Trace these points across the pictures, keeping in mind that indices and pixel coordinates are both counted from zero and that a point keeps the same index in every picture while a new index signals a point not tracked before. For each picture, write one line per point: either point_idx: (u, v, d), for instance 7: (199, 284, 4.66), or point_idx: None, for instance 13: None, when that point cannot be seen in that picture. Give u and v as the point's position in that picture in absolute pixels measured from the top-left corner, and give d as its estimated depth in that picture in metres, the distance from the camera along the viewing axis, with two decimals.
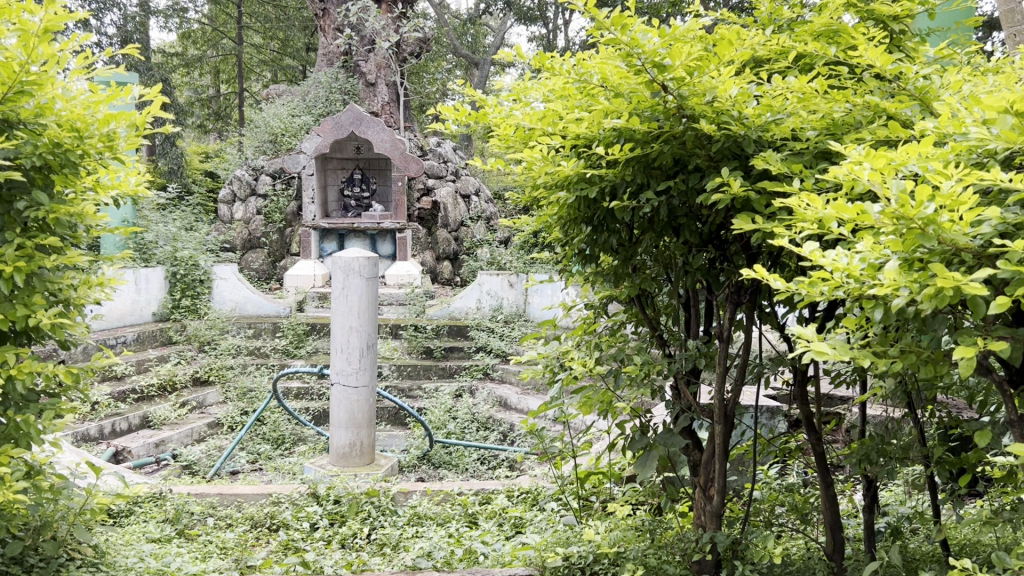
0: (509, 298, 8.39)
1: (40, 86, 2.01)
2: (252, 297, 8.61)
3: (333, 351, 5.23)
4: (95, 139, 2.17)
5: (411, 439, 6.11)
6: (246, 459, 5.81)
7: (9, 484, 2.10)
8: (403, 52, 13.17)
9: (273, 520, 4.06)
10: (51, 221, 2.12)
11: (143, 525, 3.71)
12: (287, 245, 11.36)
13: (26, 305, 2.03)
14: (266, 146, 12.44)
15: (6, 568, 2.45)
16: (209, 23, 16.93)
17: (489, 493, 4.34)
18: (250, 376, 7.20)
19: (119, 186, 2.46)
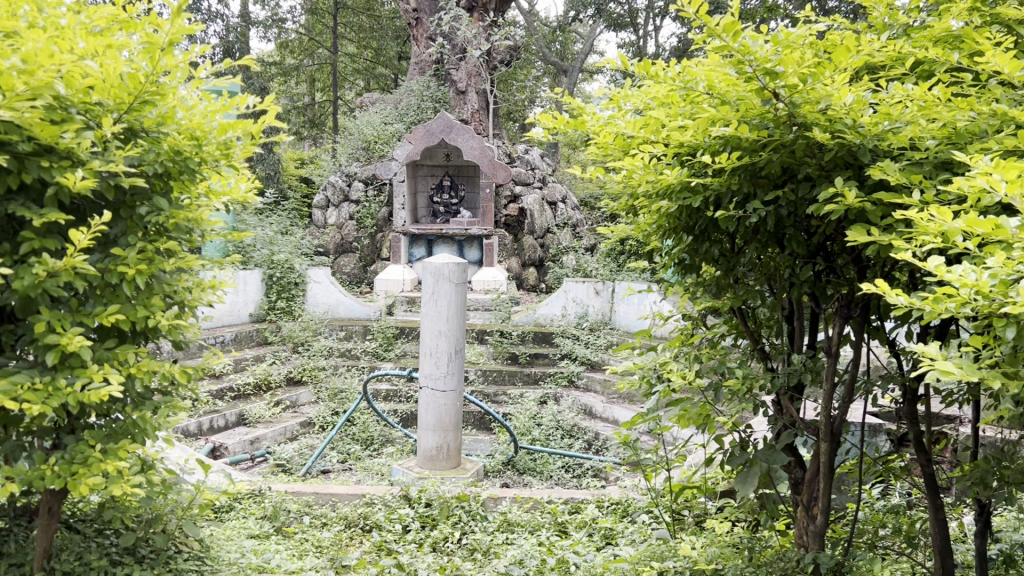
0: (595, 306, 8.35)
1: (163, 96, 2.06)
2: (344, 300, 8.80)
3: (422, 355, 5.29)
4: (212, 147, 2.23)
5: (496, 444, 6.15)
6: (337, 459, 5.93)
7: (127, 479, 2.17)
8: (494, 60, 13.27)
9: (366, 521, 4.11)
10: (170, 227, 2.17)
11: (243, 520, 3.81)
12: (378, 250, 11.57)
13: (146, 306, 2.10)
14: (359, 153, 12.71)
15: (120, 558, 2.55)
16: (307, 33, 17.39)
17: (578, 503, 4.31)
18: (341, 378, 7.33)
19: (228, 193, 2.55)
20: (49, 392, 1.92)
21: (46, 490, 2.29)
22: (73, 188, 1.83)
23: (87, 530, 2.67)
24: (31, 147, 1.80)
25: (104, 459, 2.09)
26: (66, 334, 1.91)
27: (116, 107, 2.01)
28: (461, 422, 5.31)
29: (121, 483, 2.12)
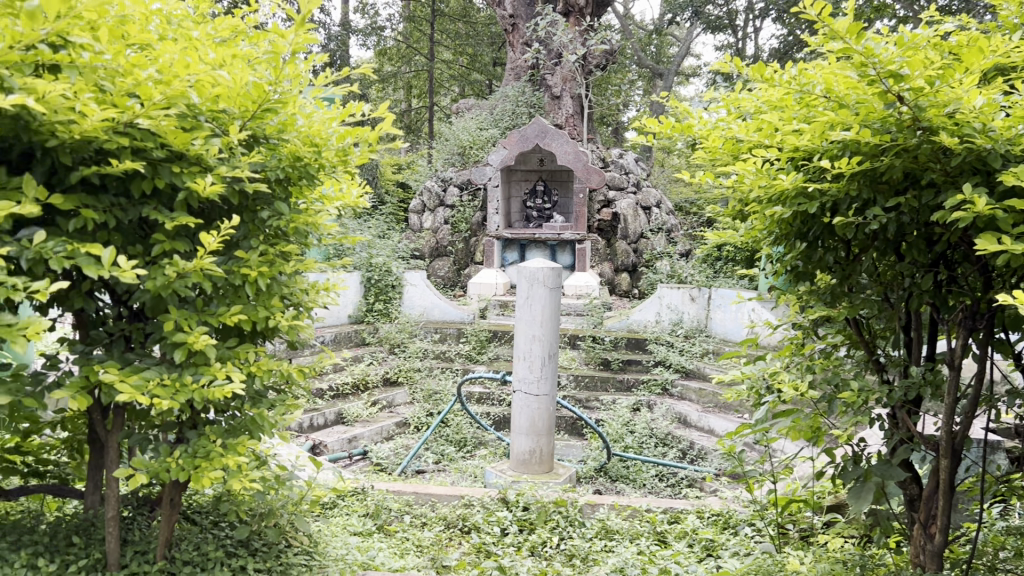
0: (691, 313, 8.19)
1: (286, 104, 2.12)
2: (438, 304, 8.97)
3: (516, 359, 5.31)
4: (331, 153, 2.29)
5: (589, 450, 6.07)
6: (431, 460, 6.00)
7: (246, 473, 2.25)
8: (589, 65, 13.25)
9: (465, 522, 4.14)
10: (290, 231, 2.24)
11: (347, 517, 3.90)
12: (471, 254, 11.70)
13: (266, 307, 2.18)
14: (455, 158, 12.86)
15: (235, 549, 2.64)
16: (404, 40, 17.68)
17: (677, 513, 4.25)
18: (436, 379, 7.42)
19: (340, 198, 2.60)
20: (177, 389, 2.02)
21: (170, 481, 2.40)
22: (202, 194, 1.91)
23: (204, 521, 2.78)
24: (165, 153, 1.89)
25: (225, 453, 2.18)
26: (192, 333, 1.98)
27: (241, 115, 2.09)
28: (554, 426, 5.31)
29: (241, 478, 2.20)
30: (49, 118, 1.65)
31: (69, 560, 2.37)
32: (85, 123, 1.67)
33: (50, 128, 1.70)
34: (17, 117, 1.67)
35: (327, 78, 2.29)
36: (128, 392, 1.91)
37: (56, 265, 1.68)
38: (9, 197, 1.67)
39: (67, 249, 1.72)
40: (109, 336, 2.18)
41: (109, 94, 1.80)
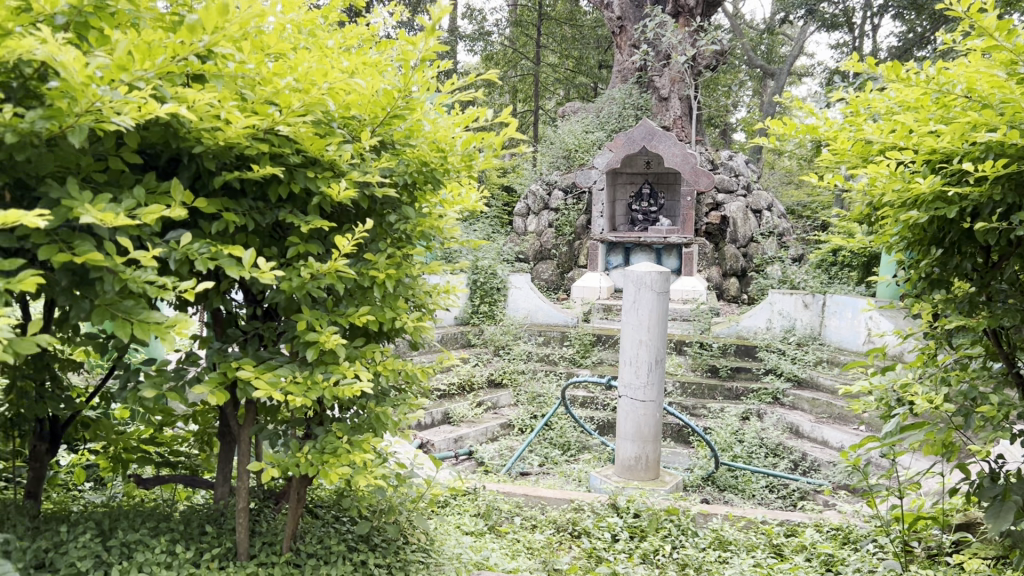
0: (804, 320, 7.91)
1: (413, 110, 2.16)
2: (542, 306, 8.96)
3: (622, 364, 5.26)
4: (456, 158, 2.32)
5: (696, 458, 6.00)
6: (536, 462, 6.00)
7: (371, 470, 2.30)
8: (699, 66, 13.03)
9: (575, 527, 4.12)
10: (415, 235, 2.29)
11: (460, 516, 3.93)
12: (576, 257, 11.67)
13: (393, 309, 2.24)
14: (560, 162, 12.85)
15: (356, 544, 2.71)
16: (511, 45, 17.77)
17: (794, 526, 4.13)
18: (540, 382, 7.42)
19: (459, 202, 2.61)
20: (309, 386, 2.09)
21: (296, 476, 2.47)
22: (335, 198, 1.97)
23: (326, 515, 2.86)
24: (301, 159, 1.96)
25: (351, 450, 2.23)
26: (324, 332, 2.05)
27: (371, 121, 2.15)
28: (660, 432, 5.22)
29: (367, 475, 2.25)
30: (198, 126, 1.73)
31: (203, 548, 2.46)
32: (229, 129, 1.75)
33: (197, 135, 1.79)
34: (168, 125, 1.77)
35: (453, 83, 2.30)
36: (265, 389, 1.98)
37: (202, 266, 1.76)
38: (158, 201, 1.76)
39: (211, 251, 1.80)
40: (243, 334, 2.27)
41: (250, 102, 1.88)
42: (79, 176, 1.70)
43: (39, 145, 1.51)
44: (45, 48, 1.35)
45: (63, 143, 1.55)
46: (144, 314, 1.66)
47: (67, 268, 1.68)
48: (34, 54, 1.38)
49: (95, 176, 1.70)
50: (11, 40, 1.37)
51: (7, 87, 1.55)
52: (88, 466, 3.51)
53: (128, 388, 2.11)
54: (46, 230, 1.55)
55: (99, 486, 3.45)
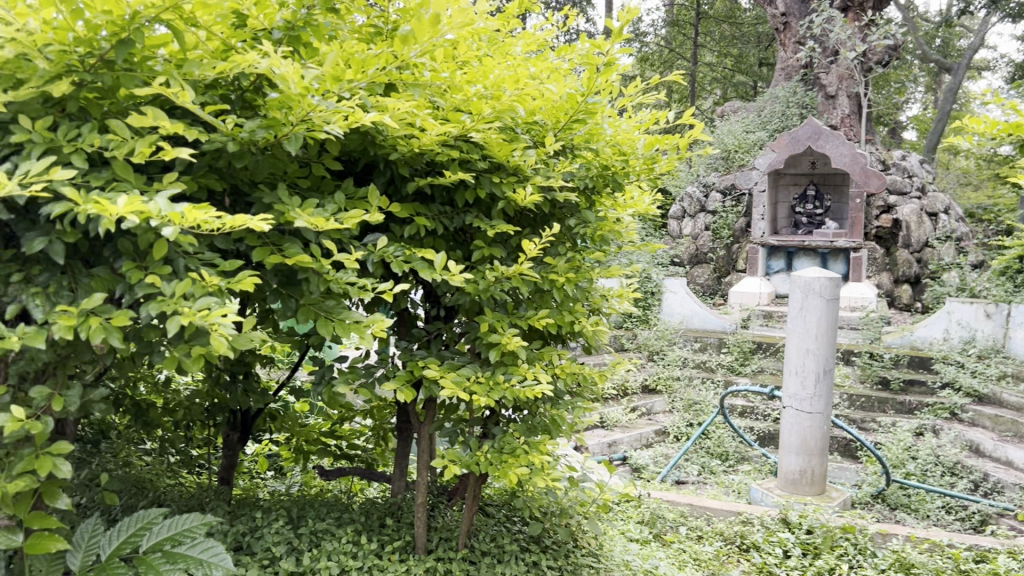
0: (986, 330, 7.37)
1: (596, 115, 2.13)
2: (699, 312, 8.78)
3: (787, 373, 4.97)
4: (639, 162, 2.28)
5: (865, 474, 5.69)
6: (693, 472, 5.80)
7: (548, 472, 2.30)
8: (869, 62, 12.38)
9: (744, 540, 4.00)
10: (594, 241, 2.28)
11: (625, 522, 3.90)
12: (733, 261, 11.32)
13: (571, 312, 2.24)
14: (718, 163, 12.53)
15: (527, 545, 2.73)
16: (667, 44, 17.47)
17: (985, 551, 3.85)
18: (697, 390, 7.26)
19: (634, 206, 2.56)
20: (491, 387, 2.12)
21: (472, 473, 2.51)
22: (520, 203, 1.99)
23: (499, 514, 2.91)
24: (487, 164, 1.99)
25: (530, 451, 2.25)
26: (506, 334, 2.07)
27: (554, 126, 2.15)
28: (828, 446, 4.92)
29: (545, 476, 2.26)
30: (394, 134, 1.79)
31: (385, 540, 2.55)
32: (424, 136, 1.80)
33: (392, 142, 1.85)
34: (367, 133, 1.85)
35: (637, 85, 2.24)
36: (451, 388, 2.03)
37: (397, 268, 1.84)
38: (357, 206, 1.84)
39: (405, 253, 1.88)
40: (427, 334, 2.34)
41: (440, 110, 1.92)
42: (286, 182, 1.81)
43: (256, 153, 1.63)
44: (267, 62, 1.44)
45: (277, 150, 1.66)
46: (344, 313, 1.74)
47: (276, 269, 1.79)
48: (258, 68, 1.49)
49: (300, 182, 1.81)
50: (237, 55, 1.48)
51: (227, 100, 1.68)
52: (270, 455, 3.71)
53: (322, 383, 2.22)
54: (260, 233, 1.67)
55: (279, 474, 3.64)
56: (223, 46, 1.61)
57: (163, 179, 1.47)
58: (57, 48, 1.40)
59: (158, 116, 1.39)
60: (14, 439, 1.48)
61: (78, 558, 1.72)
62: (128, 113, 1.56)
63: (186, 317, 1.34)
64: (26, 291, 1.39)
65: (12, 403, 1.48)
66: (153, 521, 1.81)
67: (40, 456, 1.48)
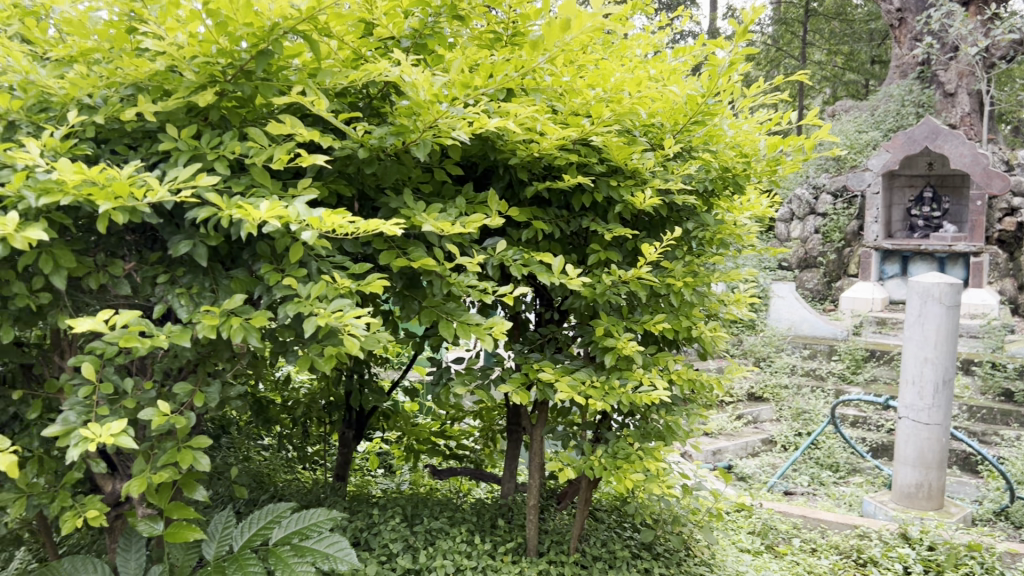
0: None
1: (716, 116, 2.09)
2: (809, 317, 8.55)
3: (903, 382, 4.77)
4: (761, 165, 2.22)
5: (988, 490, 5.40)
6: (802, 482, 5.61)
7: (663, 480, 2.27)
8: (992, 57, 11.79)
9: (861, 554, 3.85)
10: (712, 244, 2.24)
11: (736, 533, 3.82)
12: (845, 266, 10.94)
13: (688, 317, 2.20)
14: (829, 164, 12.16)
15: (638, 551, 2.69)
16: (774, 43, 17.04)
17: None
18: (806, 398, 7.05)
19: (751, 209, 2.49)
20: (606, 391, 2.10)
21: (584, 476, 2.50)
22: (638, 207, 1.97)
23: (609, 520, 2.89)
24: (605, 168, 1.98)
25: (645, 457, 2.22)
26: (621, 338, 2.06)
27: (672, 129, 2.12)
28: (948, 459, 4.68)
29: (660, 483, 2.22)
30: (515, 138, 1.81)
31: (497, 541, 2.57)
32: (544, 141, 1.80)
33: (512, 146, 1.87)
34: (487, 138, 1.86)
35: (758, 86, 2.18)
36: (567, 392, 2.03)
37: (516, 271, 1.85)
38: (478, 211, 1.86)
39: (524, 257, 1.89)
40: (541, 338, 2.35)
41: (559, 114, 1.93)
42: (410, 187, 1.85)
43: (384, 159, 1.69)
44: (397, 69, 1.48)
45: (404, 155, 1.70)
46: (465, 315, 1.77)
47: (400, 272, 1.83)
48: (388, 77, 1.54)
49: (423, 187, 1.85)
50: (368, 64, 1.53)
51: (356, 107, 1.74)
52: (381, 454, 3.79)
53: (438, 384, 2.25)
54: (386, 237, 1.71)
55: (389, 473, 3.71)
56: (354, 55, 1.67)
57: (299, 184, 1.53)
58: (203, 60, 1.49)
59: (294, 123, 1.45)
60: (158, 432, 1.56)
61: (212, 548, 1.80)
62: (265, 121, 1.63)
63: (321, 318, 1.39)
64: (172, 292, 1.47)
65: (157, 397, 1.56)
66: (282, 514, 1.87)
67: (181, 449, 1.55)
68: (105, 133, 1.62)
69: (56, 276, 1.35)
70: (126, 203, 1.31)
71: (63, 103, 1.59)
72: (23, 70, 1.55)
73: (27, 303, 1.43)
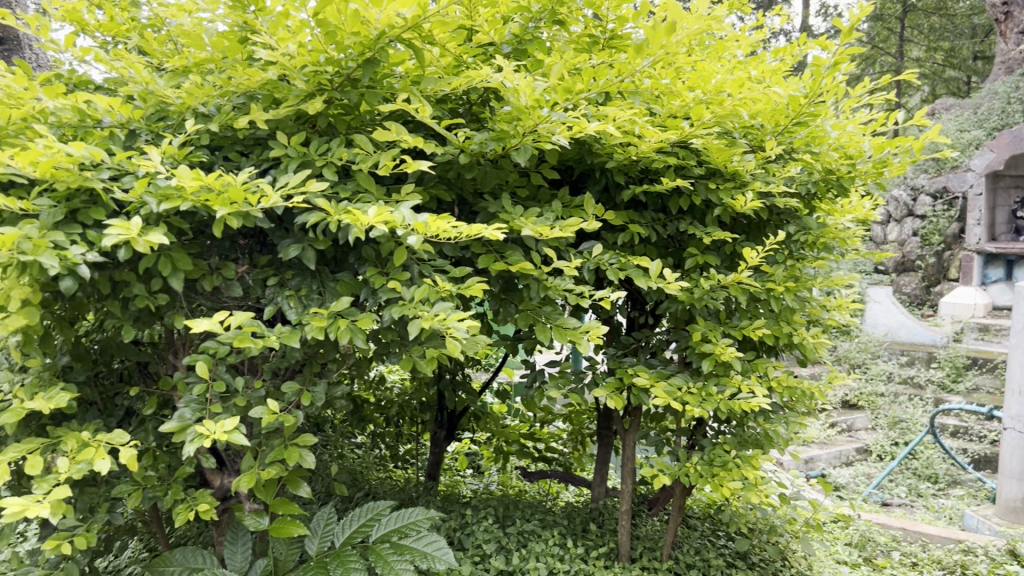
0: None
1: (820, 116, 2.04)
2: (907, 323, 8.31)
3: (1009, 393, 4.56)
4: (867, 166, 2.15)
5: None
6: (900, 494, 5.42)
7: (760, 488, 2.22)
8: None
9: (966, 570, 3.70)
10: (815, 248, 2.18)
11: (832, 544, 3.71)
12: (945, 269, 10.51)
13: (789, 323, 2.15)
14: (928, 165, 11.72)
15: (733, 560, 2.64)
16: (871, 40, 16.53)
17: None
18: (903, 407, 6.81)
19: (853, 212, 2.42)
20: (704, 398, 2.07)
21: (678, 482, 2.47)
22: (738, 209, 1.93)
23: (702, 528, 2.85)
24: (704, 171, 1.95)
25: (743, 465, 2.17)
26: (719, 344, 2.02)
27: (773, 129, 2.08)
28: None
29: (758, 492, 2.18)
30: (613, 142, 1.80)
31: (590, 545, 2.56)
32: (642, 143, 1.78)
33: (609, 150, 1.86)
34: (585, 141, 1.86)
35: (863, 85, 2.12)
36: (664, 397, 2.01)
37: (614, 275, 1.84)
38: (574, 215, 1.86)
39: (621, 261, 1.88)
40: (635, 342, 2.33)
41: (658, 116, 1.91)
42: (507, 191, 1.86)
43: (483, 164, 1.70)
44: (499, 75, 1.50)
45: (503, 160, 1.72)
46: (561, 319, 1.76)
47: (497, 276, 1.85)
48: (489, 83, 1.55)
49: (520, 191, 1.86)
50: (470, 70, 1.55)
51: (457, 113, 1.77)
52: (470, 454, 3.81)
53: (531, 386, 2.25)
54: (485, 241, 1.73)
55: (478, 473, 3.73)
56: (455, 61, 1.69)
57: (402, 190, 1.56)
58: (312, 69, 1.54)
59: (400, 130, 1.48)
60: (266, 430, 1.61)
61: (315, 543, 1.85)
62: (369, 128, 1.67)
63: (425, 321, 1.41)
64: (282, 295, 1.52)
65: (265, 396, 1.61)
66: (381, 512, 1.93)
67: (288, 446, 1.60)
68: (219, 140, 1.69)
69: (174, 279, 1.41)
70: (240, 209, 1.36)
71: (179, 112, 1.67)
72: (143, 81, 1.63)
73: (147, 304, 1.50)
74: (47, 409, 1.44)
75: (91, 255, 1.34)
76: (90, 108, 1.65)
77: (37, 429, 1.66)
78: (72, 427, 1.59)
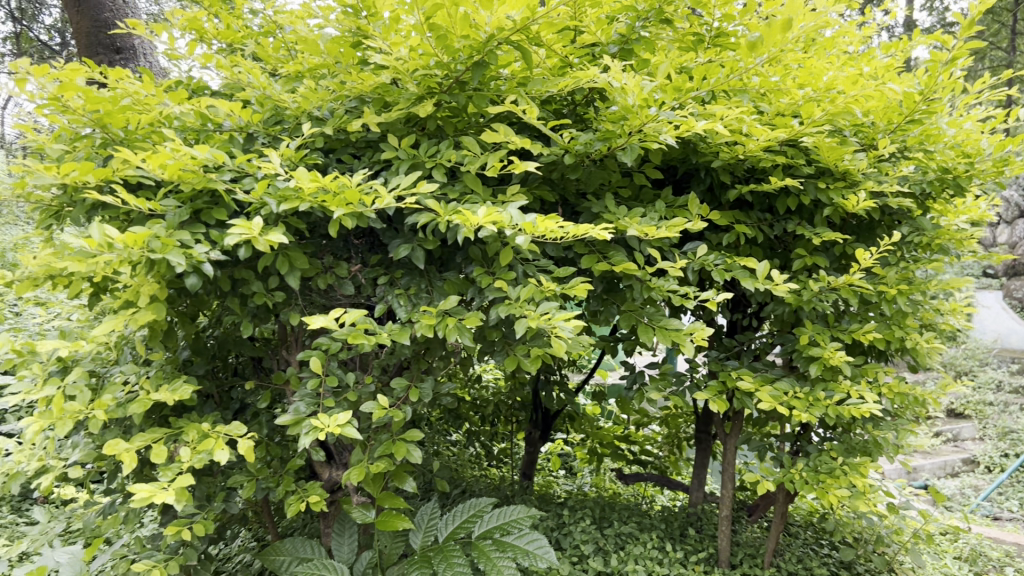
0: None
1: (936, 113, 1.96)
2: (1016, 330, 8.02)
3: None
4: (986, 165, 2.06)
5: None
6: (1011, 508, 5.17)
7: (868, 497, 2.16)
8: None
9: None
10: (929, 250, 2.10)
11: (940, 558, 3.56)
12: None
13: (901, 327, 2.08)
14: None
15: (838, 571, 2.57)
16: (981, 34, 15.81)
17: None
18: (1014, 417, 6.49)
19: (968, 212, 2.28)
20: (810, 402, 2.01)
21: (781, 487, 2.42)
22: (848, 209, 1.88)
23: (804, 537, 2.77)
24: (813, 170, 1.90)
25: (851, 472, 2.11)
26: (828, 347, 1.97)
27: (886, 127, 2.01)
28: None
29: (866, 501, 2.11)
30: (720, 141, 1.78)
31: (689, 550, 2.53)
32: (750, 142, 1.75)
33: (715, 148, 1.83)
34: (690, 141, 1.84)
35: (983, 81, 2.03)
36: (769, 401, 1.97)
37: (719, 276, 1.81)
38: (679, 215, 1.84)
39: (726, 262, 1.85)
40: (737, 345, 2.29)
41: (765, 115, 1.87)
42: (611, 191, 1.86)
43: (588, 164, 1.71)
44: (608, 76, 1.50)
45: (609, 160, 1.72)
46: (665, 320, 1.75)
47: (600, 276, 1.84)
48: (597, 84, 1.55)
49: (623, 191, 1.85)
50: (578, 71, 1.55)
51: (561, 114, 1.77)
52: (562, 455, 3.81)
53: (631, 388, 2.24)
54: (588, 241, 1.73)
55: (571, 474, 3.72)
56: (561, 63, 1.71)
57: (509, 191, 1.58)
58: (423, 73, 1.57)
59: (507, 131, 1.49)
60: (375, 425, 1.65)
61: (419, 538, 1.89)
62: (476, 130, 1.70)
63: (532, 320, 1.42)
64: (392, 294, 1.55)
65: (374, 392, 1.65)
66: (483, 509, 1.95)
67: (395, 441, 1.63)
68: (331, 143, 1.75)
69: (291, 277, 1.46)
70: (355, 210, 1.40)
71: (294, 116, 1.73)
72: (261, 86, 1.70)
73: (264, 301, 1.55)
74: (171, 400, 1.51)
75: (215, 253, 1.40)
76: (211, 113, 1.72)
77: (159, 419, 1.74)
78: (193, 418, 1.66)
